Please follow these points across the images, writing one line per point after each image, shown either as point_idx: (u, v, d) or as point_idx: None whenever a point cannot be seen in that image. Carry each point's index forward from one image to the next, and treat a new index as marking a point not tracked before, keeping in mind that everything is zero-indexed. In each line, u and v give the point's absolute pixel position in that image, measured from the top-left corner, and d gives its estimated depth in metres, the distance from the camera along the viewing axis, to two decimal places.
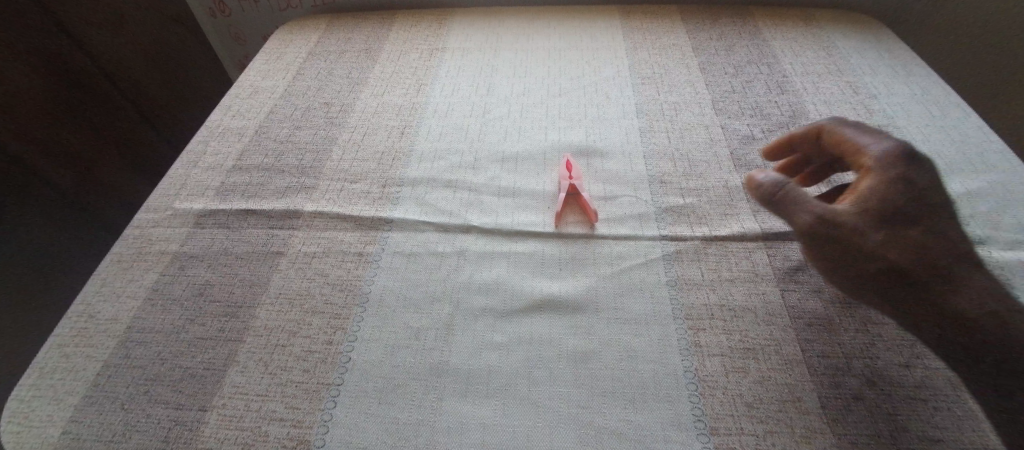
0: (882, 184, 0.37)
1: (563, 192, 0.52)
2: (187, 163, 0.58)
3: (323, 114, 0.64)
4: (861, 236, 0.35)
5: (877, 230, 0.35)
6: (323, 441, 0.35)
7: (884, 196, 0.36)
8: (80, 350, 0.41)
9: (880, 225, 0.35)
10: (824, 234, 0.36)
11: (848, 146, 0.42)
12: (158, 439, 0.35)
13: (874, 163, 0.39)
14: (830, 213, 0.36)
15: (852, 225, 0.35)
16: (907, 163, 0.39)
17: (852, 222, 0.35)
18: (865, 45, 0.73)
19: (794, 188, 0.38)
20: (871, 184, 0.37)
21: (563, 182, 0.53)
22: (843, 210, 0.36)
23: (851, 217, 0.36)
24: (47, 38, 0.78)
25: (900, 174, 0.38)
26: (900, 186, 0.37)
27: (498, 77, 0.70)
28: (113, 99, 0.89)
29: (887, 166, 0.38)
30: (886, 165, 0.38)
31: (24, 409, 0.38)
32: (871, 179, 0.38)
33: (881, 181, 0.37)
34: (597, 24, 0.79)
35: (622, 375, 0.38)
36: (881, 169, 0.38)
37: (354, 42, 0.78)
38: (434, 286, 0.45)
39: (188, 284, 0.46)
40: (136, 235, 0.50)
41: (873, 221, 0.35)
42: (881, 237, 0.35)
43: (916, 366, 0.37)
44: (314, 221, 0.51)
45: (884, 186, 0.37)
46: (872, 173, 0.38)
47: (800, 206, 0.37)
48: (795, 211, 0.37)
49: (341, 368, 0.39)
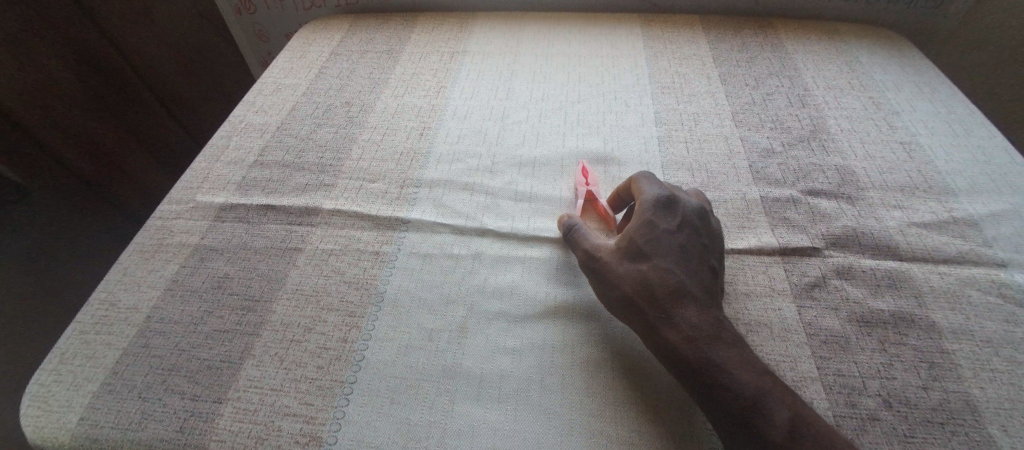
0: (635, 227, 0.41)
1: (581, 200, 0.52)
2: (209, 157, 0.59)
3: (344, 113, 0.65)
4: (609, 271, 0.40)
5: (620, 265, 0.39)
6: (335, 439, 0.35)
7: (630, 238, 0.40)
8: (101, 338, 0.42)
9: (636, 260, 0.39)
10: (587, 268, 0.42)
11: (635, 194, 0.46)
12: (174, 429, 0.36)
13: (641, 207, 0.42)
14: (591, 250, 0.42)
15: (605, 261, 0.40)
16: (671, 210, 0.41)
17: (604, 258, 0.41)
18: (890, 61, 0.73)
19: (576, 228, 0.45)
20: (630, 226, 0.41)
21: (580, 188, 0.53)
22: (602, 248, 0.42)
23: (607, 254, 0.41)
24: (84, 34, 0.79)
25: (646, 219, 0.41)
26: (643, 231, 0.40)
27: (517, 81, 0.71)
28: (140, 94, 0.91)
29: (646, 210, 0.42)
30: (651, 209, 0.41)
31: (45, 393, 0.38)
32: (632, 222, 0.41)
33: (634, 224, 0.41)
34: (618, 32, 0.79)
35: (636, 386, 0.38)
36: (639, 214, 0.42)
37: (376, 43, 0.79)
38: (450, 288, 0.45)
39: (207, 276, 0.46)
40: (158, 226, 0.51)
41: (619, 257, 0.40)
42: (622, 272, 0.39)
43: (932, 389, 0.37)
44: (332, 219, 0.51)
45: (633, 229, 0.41)
46: (634, 217, 0.42)
47: (575, 244, 0.44)
48: (574, 247, 0.44)
49: (354, 366, 0.39)
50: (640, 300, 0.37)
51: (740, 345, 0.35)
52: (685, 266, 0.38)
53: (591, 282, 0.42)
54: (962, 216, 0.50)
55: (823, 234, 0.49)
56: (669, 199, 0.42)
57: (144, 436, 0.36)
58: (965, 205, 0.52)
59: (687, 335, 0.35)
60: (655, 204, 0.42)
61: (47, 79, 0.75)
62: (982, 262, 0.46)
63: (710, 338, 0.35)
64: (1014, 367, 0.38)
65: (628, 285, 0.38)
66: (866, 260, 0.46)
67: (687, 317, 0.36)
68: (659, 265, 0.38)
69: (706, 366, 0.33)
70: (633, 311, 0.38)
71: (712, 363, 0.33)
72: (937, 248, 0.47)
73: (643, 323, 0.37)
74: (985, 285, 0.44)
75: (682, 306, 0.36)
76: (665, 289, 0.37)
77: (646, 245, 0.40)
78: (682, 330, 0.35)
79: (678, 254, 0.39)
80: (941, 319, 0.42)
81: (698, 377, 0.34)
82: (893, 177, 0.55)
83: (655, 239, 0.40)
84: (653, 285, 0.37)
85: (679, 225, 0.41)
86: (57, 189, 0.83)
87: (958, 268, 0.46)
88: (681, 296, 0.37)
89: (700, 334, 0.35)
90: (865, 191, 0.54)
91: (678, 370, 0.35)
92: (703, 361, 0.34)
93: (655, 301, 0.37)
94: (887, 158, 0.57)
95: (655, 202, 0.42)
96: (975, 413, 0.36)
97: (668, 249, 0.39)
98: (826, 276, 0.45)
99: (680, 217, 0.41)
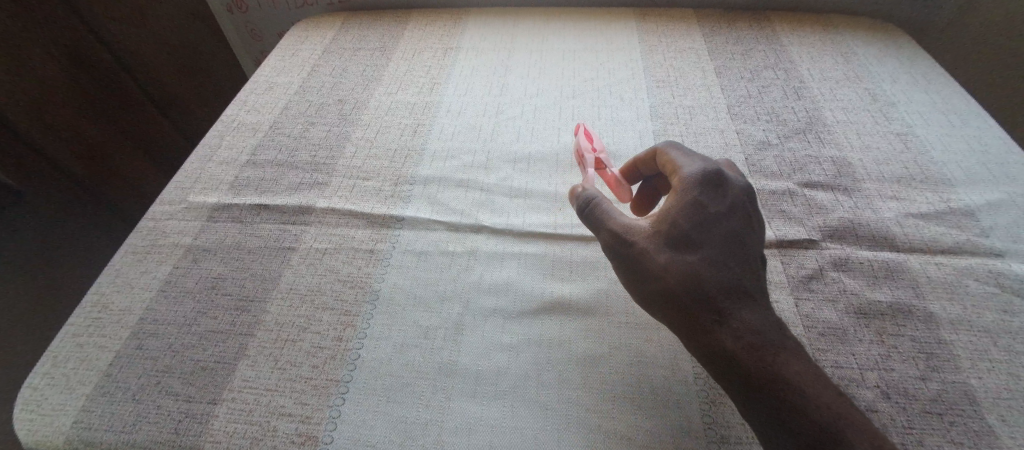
0: (679, 207, 0.33)
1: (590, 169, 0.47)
2: (202, 157, 0.59)
3: (337, 111, 0.64)
4: (646, 261, 0.33)
5: (661, 254, 0.32)
6: (331, 438, 0.35)
7: (672, 221, 0.33)
8: (93, 340, 0.41)
9: (681, 248, 0.32)
10: (615, 254, 0.34)
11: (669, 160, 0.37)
12: (168, 431, 0.35)
13: (683, 179, 0.34)
14: (620, 233, 0.34)
15: (640, 248, 0.33)
16: (725, 184, 0.33)
17: (639, 244, 0.33)
18: (885, 52, 0.72)
19: (598, 204, 0.37)
20: (671, 204, 0.33)
21: (589, 155, 0.49)
22: (636, 231, 0.34)
23: (643, 239, 0.33)
24: (72, 30, 0.79)
25: (695, 196, 0.32)
26: (689, 212, 0.32)
27: (511, 77, 0.70)
28: (132, 95, 0.90)
29: (692, 184, 0.33)
30: (701, 184, 0.33)
31: (37, 396, 0.38)
32: (674, 199, 0.33)
33: (677, 203, 0.33)
34: (613, 26, 0.79)
35: (633, 381, 0.38)
36: (683, 189, 0.33)
37: (369, 40, 0.78)
38: (446, 284, 0.45)
39: (200, 277, 0.46)
40: (150, 227, 0.51)
41: (658, 244, 0.33)
42: (665, 263, 0.32)
43: (931, 379, 0.37)
44: (326, 217, 0.51)
45: (676, 209, 0.33)
46: (675, 193, 0.34)
47: (600, 223, 0.36)
48: (598, 228, 0.36)
49: (350, 365, 0.39)
50: (689, 299, 0.31)
51: (801, 352, 0.30)
52: (739, 258, 0.32)
53: (620, 270, 0.35)
54: (959, 207, 0.50)
55: (820, 226, 0.49)
56: (718, 169, 0.34)
57: (138, 439, 0.35)
58: (962, 195, 0.52)
59: (745, 342, 0.30)
60: (703, 176, 0.33)
61: (37, 78, 0.76)
62: (980, 253, 0.46)
63: (772, 346, 0.30)
64: (1012, 357, 0.38)
65: (672, 281, 0.31)
66: (864, 251, 0.46)
67: (746, 321, 0.30)
68: (711, 257, 0.31)
69: (769, 377, 0.28)
70: (678, 311, 0.32)
71: (777, 375, 0.28)
72: (934, 239, 0.47)
73: (691, 326, 0.31)
74: (983, 275, 0.44)
75: (739, 309, 0.31)
76: (720, 287, 0.31)
77: (693, 231, 0.32)
78: (741, 336, 0.30)
79: (733, 241, 0.32)
80: (939, 310, 0.41)
81: (760, 392, 0.29)
82: (889, 169, 0.55)
83: (705, 223, 0.32)
84: (705, 282, 0.31)
85: (731, 203, 0.33)
86: (49, 190, 0.86)
87: (956, 259, 0.45)
88: (737, 297, 0.31)
89: (762, 341, 0.30)
90: (861, 182, 0.53)
91: (734, 381, 0.30)
92: (768, 374, 0.29)
93: (709, 302, 0.31)
94: (884, 149, 0.57)
95: (703, 174, 0.33)
96: (973, 403, 0.35)
97: (721, 236, 0.32)
98: (824, 268, 0.45)
99: (732, 192, 0.33)
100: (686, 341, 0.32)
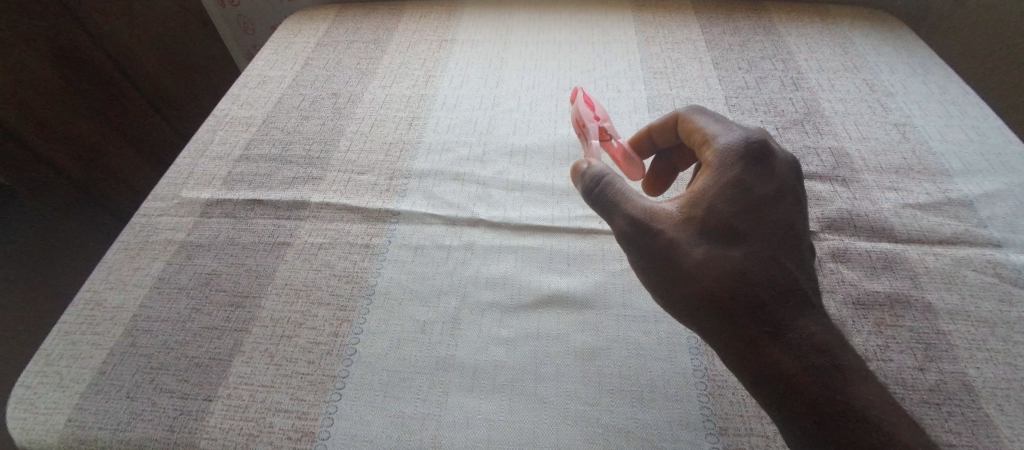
0: (716, 190, 0.31)
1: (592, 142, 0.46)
2: (194, 152, 0.58)
3: (331, 105, 0.64)
4: (679, 252, 0.30)
5: (697, 246, 0.30)
6: (327, 434, 0.35)
7: (708, 205, 0.31)
8: (86, 338, 0.41)
9: (720, 240, 0.30)
10: (638, 243, 0.32)
11: (698, 135, 0.35)
12: (164, 429, 0.35)
13: (720, 159, 0.32)
14: (645, 220, 0.32)
15: (671, 236, 0.31)
16: (767, 168, 0.32)
17: (670, 233, 0.31)
18: (883, 43, 0.72)
19: (614, 185, 0.34)
20: (707, 186, 0.31)
21: (591, 124, 0.47)
22: (664, 217, 0.32)
23: (673, 226, 0.31)
24: (59, 26, 0.77)
25: (736, 178, 0.31)
26: (730, 197, 0.30)
27: (507, 69, 0.70)
28: (123, 89, 0.89)
29: (732, 165, 0.31)
30: (742, 168, 0.31)
31: (30, 395, 0.38)
32: (711, 181, 0.31)
33: (714, 185, 0.31)
34: (610, 17, 0.78)
35: (630, 373, 0.37)
36: (721, 169, 0.31)
37: (362, 33, 0.77)
38: (442, 279, 0.44)
39: (194, 273, 0.45)
40: (143, 223, 0.50)
41: (691, 233, 0.30)
42: (703, 256, 0.30)
43: (929, 369, 0.37)
44: (321, 212, 0.50)
45: (714, 193, 0.31)
46: (711, 173, 0.32)
47: (617, 207, 0.33)
48: (614, 212, 0.33)
49: (346, 361, 0.39)
50: (736, 305, 0.29)
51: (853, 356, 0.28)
52: (791, 258, 0.30)
53: (641, 260, 0.32)
54: (957, 197, 0.50)
55: (818, 217, 0.48)
56: (760, 147, 0.32)
57: (133, 436, 0.35)
58: (960, 185, 0.52)
59: (804, 359, 0.27)
60: (743, 155, 0.31)
61: (24, 72, 0.74)
62: (978, 243, 0.46)
63: (838, 367, 0.27)
64: (1010, 346, 0.38)
65: (713, 278, 0.29)
66: (862, 242, 0.46)
67: (807, 336, 0.28)
68: (757, 252, 0.29)
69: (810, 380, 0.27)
70: (721, 317, 0.29)
71: (839, 403, 0.26)
72: (932, 229, 0.47)
73: (738, 335, 0.29)
74: (981, 265, 0.44)
75: (797, 320, 0.28)
76: (767, 282, 0.28)
77: (735, 219, 0.30)
78: (799, 353, 0.27)
79: (778, 230, 0.30)
80: (937, 300, 0.41)
81: (816, 418, 0.26)
82: (888, 159, 0.55)
83: (748, 210, 0.30)
84: (756, 284, 0.28)
85: (774, 186, 0.31)
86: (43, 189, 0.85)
87: (954, 249, 0.45)
88: (795, 306, 0.28)
89: (827, 362, 0.27)
90: (860, 173, 0.53)
91: (785, 402, 0.27)
92: (831, 402, 0.26)
93: (761, 310, 0.28)
94: (882, 139, 0.57)
95: (743, 153, 0.32)
96: (971, 393, 0.35)
97: (767, 226, 0.30)
98: (822, 259, 0.45)
99: (774, 173, 0.32)
100: (719, 342, 0.30)
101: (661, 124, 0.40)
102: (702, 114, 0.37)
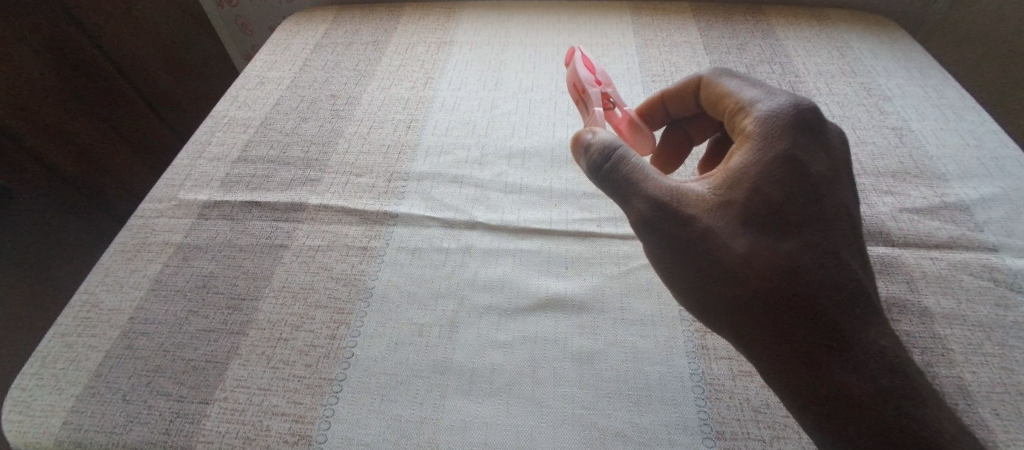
0: (756, 166, 0.30)
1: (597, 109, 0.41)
2: (192, 154, 0.58)
3: (330, 107, 0.64)
4: (722, 244, 0.30)
5: (739, 237, 0.30)
6: (325, 437, 0.35)
7: (750, 189, 0.30)
8: (83, 340, 0.41)
9: (765, 228, 0.29)
10: (662, 226, 0.31)
11: (729, 102, 0.35)
12: (160, 431, 0.35)
13: (760, 131, 0.31)
14: (669, 201, 0.31)
15: (706, 222, 0.31)
16: (815, 144, 0.31)
17: (706, 220, 0.31)
18: (880, 47, 0.72)
19: (629, 161, 0.33)
20: (745, 163, 0.31)
21: (593, 89, 0.42)
22: (695, 199, 0.31)
23: (710, 214, 0.31)
24: (62, 30, 0.77)
25: (780, 154, 0.30)
26: (774, 175, 0.30)
27: (506, 71, 0.70)
28: (118, 85, 0.88)
29: (776, 138, 0.31)
30: (790, 144, 0.30)
31: (26, 398, 0.38)
32: (749, 157, 0.31)
33: (754, 165, 0.30)
34: (608, 20, 0.78)
35: (627, 376, 0.37)
36: (763, 143, 0.31)
37: (361, 35, 0.77)
38: (440, 282, 0.44)
39: (191, 275, 0.45)
40: (140, 224, 0.50)
41: (732, 222, 0.30)
42: (739, 243, 0.30)
43: (925, 374, 0.37)
44: (318, 214, 0.50)
45: (758, 175, 0.30)
46: (751, 147, 0.31)
47: (641, 190, 0.32)
48: (639, 195, 0.32)
49: (344, 363, 0.39)
50: (784, 305, 0.29)
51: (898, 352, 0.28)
52: (846, 255, 0.29)
53: (673, 251, 0.32)
54: (953, 202, 0.50)
55: None
56: (803, 120, 0.31)
57: (129, 439, 0.35)
58: (956, 189, 0.52)
59: (864, 374, 0.27)
60: (785, 127, 0.31)
61: (22, 73, 0.74)
62: (974, 247, 0.46)
63: (904, 385, 0.27)
64: (1006, 351, 0.38)
65: (754, 270, 0.29)
66: None
67: (869, 350, 0.27)
68: (809, 243, 0.29)
69: (870, 397, 0.27)
70: (767, 319, 0.29)
71: (918, 434, 0.26)
72: (929, 233, 0.47)
73: (785, 339, 0.29)
74: (978, 269, 0.44)
75: (859, 330, 0.28)
76: (819, 276, 0.28)
77: (780, 202, 0.29)
78: (862, 369, 0.27)
79: (828, 216, 0.30)
80: (933, 304, 0.41)
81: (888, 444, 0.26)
82: (885, 163, 0.55)
83: (796, 195, 0.29)
84: (809, 283, 0.28)
85: (824, 165, 0.30)
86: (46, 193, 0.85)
87: (950, 253, 0.45)
88: (854, 313, 0.28)
89: (891, 380, 0.27)
90: (857, 177, 0.53)
91: (835, 417, 0.27)
92: (897, 425, 0.26)
93: (816, 315, 0.28)
94: (878, 143, 0.57)
95: (785, 125, 0.31)
96: (966, 397, 0.36)
97: (816, 212, 0.29)
98: None
99: (822, 149, 0.31)
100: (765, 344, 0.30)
101: (677, 91, 0.41)
102: (730, 79, 0.36)
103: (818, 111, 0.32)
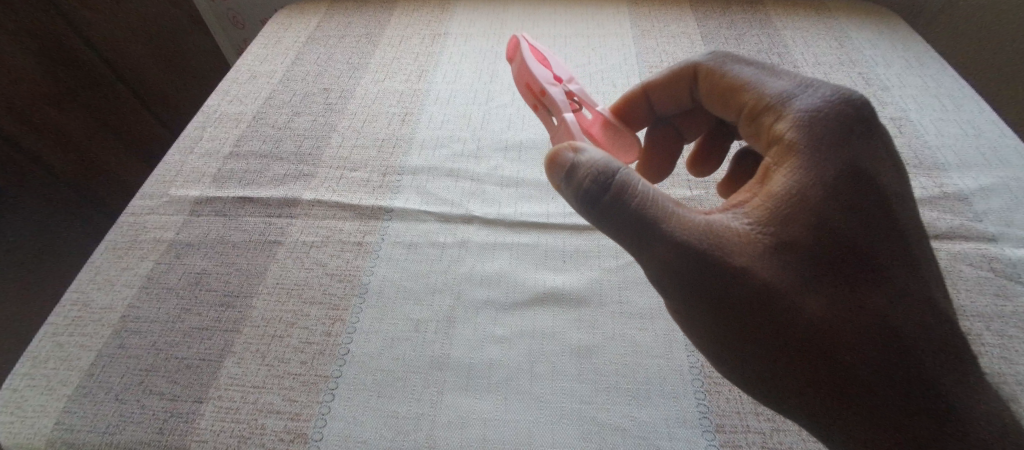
0: (794, 179, 0.28)
1: (566, 109, 0.39)
2: (182, 150, 0.57)
3: (323, 101, 0.63)
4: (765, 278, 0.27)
5: (784, 269, 0.27)
6: (321, 435, 0.34)
7: (791, 209, 0.27)
8: (73, 339, 0.40)
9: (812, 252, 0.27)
10: (686, 264, 0.28)
11: (753, 101, 0.32)
12: (153, 431, 0.35)
13: (794, 137, 0.29)
14: (694, 229, 0.28)
15: (745, 253, 0.27)
16: (859, 146, 0.28)
17: (745, 251, 0.27)
18: (880, 36, 0.71)
19: (640, 189, 0.29)
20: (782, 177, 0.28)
21: (555, 89, 0.39)
22: (725, 226, 0.28)
23: (749, 244, 0.27)
24: (48, 24, 0.76)
25: (820, 165, 0.27)
26: (818, 190, 0.27)
27: (502, 63, 0.69)
28: (106, 79, 0.86)
29: (813, 144, 0.28)
30: (830, 151, 0.28)
31: (16, 399, 0.37)
32: (784, 171, 0.28)
33: (793, 178, 0.28)
34: (604, 10, 0.77)
35: (627, 370, 0.37)
36: (799, 153, 0.28)
37: (355, 27, 0.76)
38: (436, 278, 0.44)
39: (183, 272, 0.45)
40: (131, 221, 0.49)
41: (774, 251, 0.27)
42: (779, 273, 0.27)
43: None
44: (312, 209, 0.49)
45: (801, 192, 0.27)
46: (786, 158, 0.29)
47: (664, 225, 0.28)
48: (662, 230, 0.28)
49: (339, 360, 0.38)
50: (833, 336, 0.26)
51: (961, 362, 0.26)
52: (901, 272, 0.27)
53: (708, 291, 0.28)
54: (952, 192, 0.50)
55: None
56: (840, 121, 0.28)
57: (122, 439, 0.34)
58: (955, 179, 0.51)
59: (925, 399, 0.25)
60: (822, 132, 0.28)
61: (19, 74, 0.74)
62: (974, 237, 0.46)
63: (967, 396, 0.25)
64: (1005, 340, 0.38)
65: (797, 304, 0.26)
66: None
67: (930, 370, 0.25)
68: (858, 261, 0.27)
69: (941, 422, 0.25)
70: (815, 357, 0.26)
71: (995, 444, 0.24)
72: (929, 224, 0.47)
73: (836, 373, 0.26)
74: (977, 260, 0.44)
75: (919, 347, 0.26)
76: (870, 297, 0.26)
77: (823, 221, 0.27)
78: (930, 393, 0.25)
79: (881, 226, 0.27)
80: None
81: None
82: None
83: (844, 209, 0.27)
84: (856, 304, 0.26)
85: (869, 168, 0.28)
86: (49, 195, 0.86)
87: (949, 244, 0.45)
88: (910, 325, 0.26)
89: (955, 394, 0.25)
90: None
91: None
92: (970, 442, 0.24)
93: (868, 338, 0.26)
94: None
95: (823, 129, 0.28)
96: None
97: (863, 223, 0.27)
98: None
99: (866, 150, 0.28)
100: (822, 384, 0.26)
101: (667, 80, 0.40)
102: (748, 74, 0.34)
103: (856, 106, 0.29)
